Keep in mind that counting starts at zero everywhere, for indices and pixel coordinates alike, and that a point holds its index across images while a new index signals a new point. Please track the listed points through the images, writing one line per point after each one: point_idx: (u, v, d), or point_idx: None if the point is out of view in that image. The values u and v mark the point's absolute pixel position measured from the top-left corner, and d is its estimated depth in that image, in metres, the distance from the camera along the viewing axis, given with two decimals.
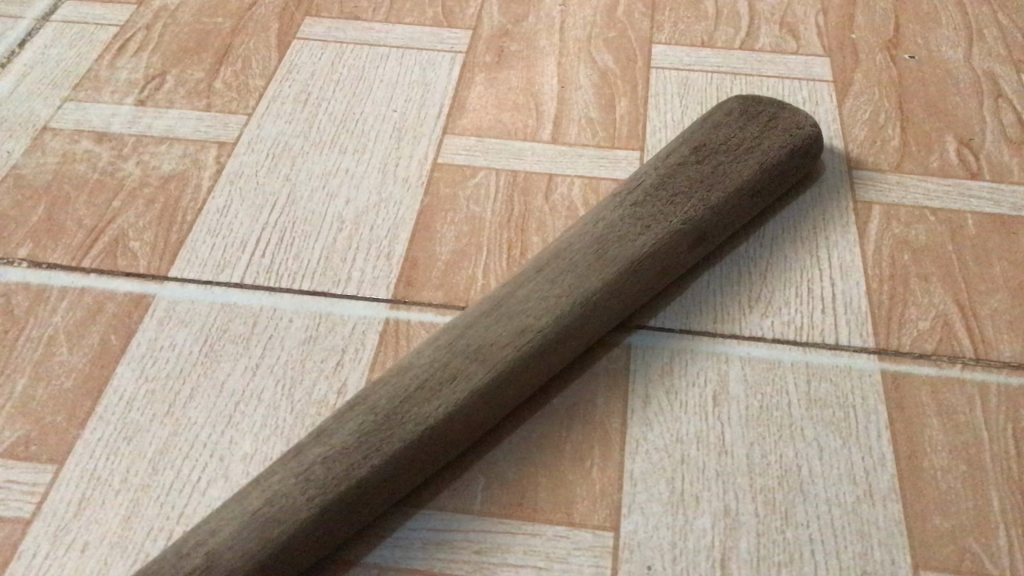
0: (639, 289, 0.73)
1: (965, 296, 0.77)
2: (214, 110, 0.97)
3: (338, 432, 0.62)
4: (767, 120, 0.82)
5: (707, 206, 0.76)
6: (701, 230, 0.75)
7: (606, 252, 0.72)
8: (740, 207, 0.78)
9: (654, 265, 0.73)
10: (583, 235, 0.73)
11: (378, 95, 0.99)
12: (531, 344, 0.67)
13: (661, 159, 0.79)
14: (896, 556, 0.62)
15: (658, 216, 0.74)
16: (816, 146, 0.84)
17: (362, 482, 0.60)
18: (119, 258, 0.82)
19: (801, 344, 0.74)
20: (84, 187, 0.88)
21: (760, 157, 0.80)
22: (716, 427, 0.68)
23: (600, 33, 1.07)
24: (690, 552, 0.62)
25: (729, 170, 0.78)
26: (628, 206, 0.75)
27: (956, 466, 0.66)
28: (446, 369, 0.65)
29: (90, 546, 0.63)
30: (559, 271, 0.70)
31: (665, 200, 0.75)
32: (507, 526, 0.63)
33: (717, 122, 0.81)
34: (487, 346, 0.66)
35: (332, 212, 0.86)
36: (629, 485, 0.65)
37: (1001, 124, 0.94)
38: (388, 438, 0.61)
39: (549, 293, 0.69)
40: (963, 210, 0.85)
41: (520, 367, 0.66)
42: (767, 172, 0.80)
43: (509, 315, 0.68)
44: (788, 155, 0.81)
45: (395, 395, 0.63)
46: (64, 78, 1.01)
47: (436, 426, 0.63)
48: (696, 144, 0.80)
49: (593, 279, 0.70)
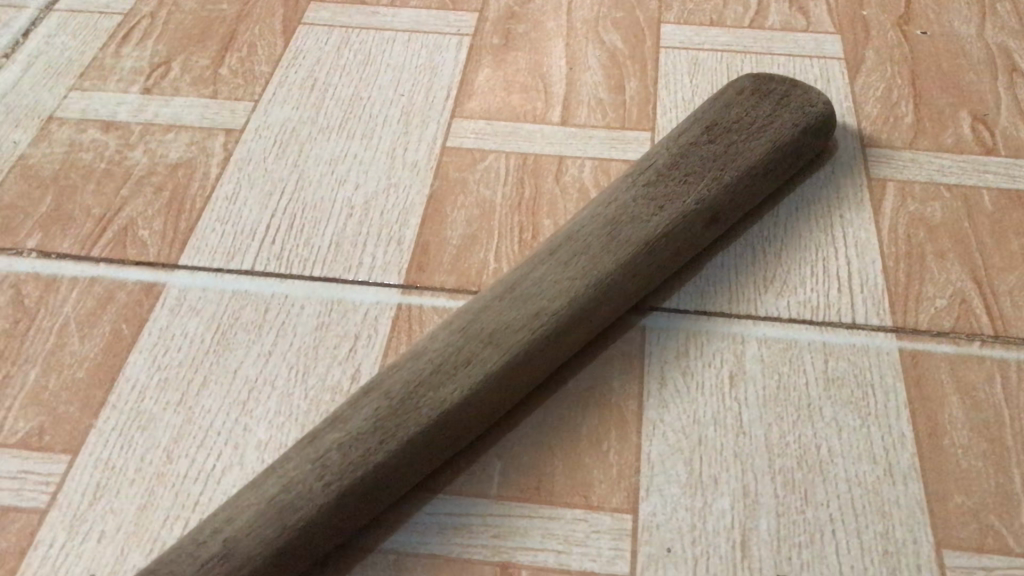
0: (653, 269, 0.72)
1: (982, 273, 0.77)
2: (220, 96, 0.96)
3: (353, 417, 0.61)
4: (779, 98, 0.81)
5: (720, 185, 0.75)
6: (715, 209, 0.75)
7: (619, 234, 0.71)
8: (754, 186, 0.78)
9: (668, 246, 0.72)
10: (595, 216, 0.72)
11: (385, 79, 0.98)
12: (545, 326, 0.66)
13: (673, 139, 0.78)
14: (917, 535, 0.61)
15: (671, 196, 0.73)
16: (829, 124, 0.83)
17: (378, 467, 0.60)
18: (128, 247, 0.81)
19: (817, 324, 0.73)
20: (91, 176, 0.88)
21: (773, 135, 0.79)
22: (733, 409, 0.68)
23: (608, 13, 1.06)
24: (709, 534, 0.62)
25: (742, 149, 0.77)
26: (641, 186, 0.74)
27: (977, 444, 0.66)
28: (460, 353, 0.64)
29: (107, 535, 0.62)
30: (573, 252, 0.70)
31: (678, 179, 0.75)
32: (525, 510, 0.63)
33: (730, 101, 0.81)
34: (502, 329, 0.65)
35: (341, 197, 0.85)
36: (647, 467, 0.65)
37: (1015, 98, 0.93)
38: (403, 423, 0.61)
39: (563, 275, 0.68)
40: (978, 186, 0.84)
41: (534, 350, 0.66)
42: (780, 151, 0.79)
43: (523, 298, 0.67)
44: (801, 133, 0.81)
45: (410, 380, 0.63)
46: (69, 67, 1.00)
47: (452, 410, 0.62)
48: (708, 123, 0.79)
49: (606, 260, 0.70)
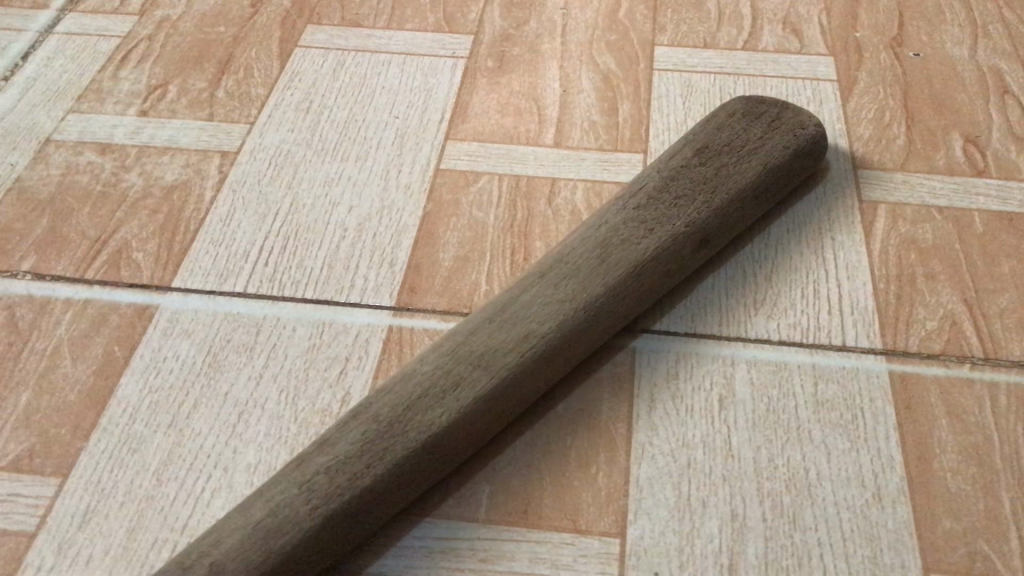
0: (644, 292, 0.72)
1: (973, 295, 0.77)
2: (216, 119, 0.97)
3: (340, 441, 0.62)
4: (771, 120, 0.82)
5: (711, 208, 0.75)
6: (705, 232, 0.75)
7: (609, 257, 0.71)
8: (744, 208, 0.78)
9: (659, 267, 0.72)
10: (585, 239, 0.72)
11: (380, 102, 0.98)
12: (534, 349, 0.66)
13: (663, 162, 0.78)
14: (905, 559, 0.61)
15: (662, 218, 0.74)
16: (820, 147, 0.84)
17: (365, 490, 0.60)
18: (122, 269, 0.82)
19: (807, 347, 0.73)
20: (87, 198, 0.88)
21: (764, 158, 0.79)
22: (722, 432, 0.68)
23: (602, 35, 1.07)
24: (697, 557, 0.61)
25: (733, 171, 0.78)
26: (632, 209, 0.74)
27: (966, 467, 0.65)
28: (449, 376, 0.64)
29: (95, 558, 0.62)
30: (563, 275, 0.70)
31: (669, 202, 0.75)
32: (513, 534, 0.63)
33: (721, 124, 0.81)
34: (490, 352, 0.66)
35: (334, 219, 0.85)
36: (635, 490, 0.65)
37: (1007, 120, 0.93)
38: (391, 447, 0.61)
39: (553, 298, 0.69)
40: (969, 208, 0.84)
41: (523, 372, 0.66)
42: (771, 174, 0.79)
43: (513, 321, 0.67)
44: (792, 155, 0.81)
45: (398, 403, 0.63)
46: (67, 90, 1.01)
47: (440, 432, 0.62)
48: (699, 145, 0.79)
49: (596, 282, 0.70)
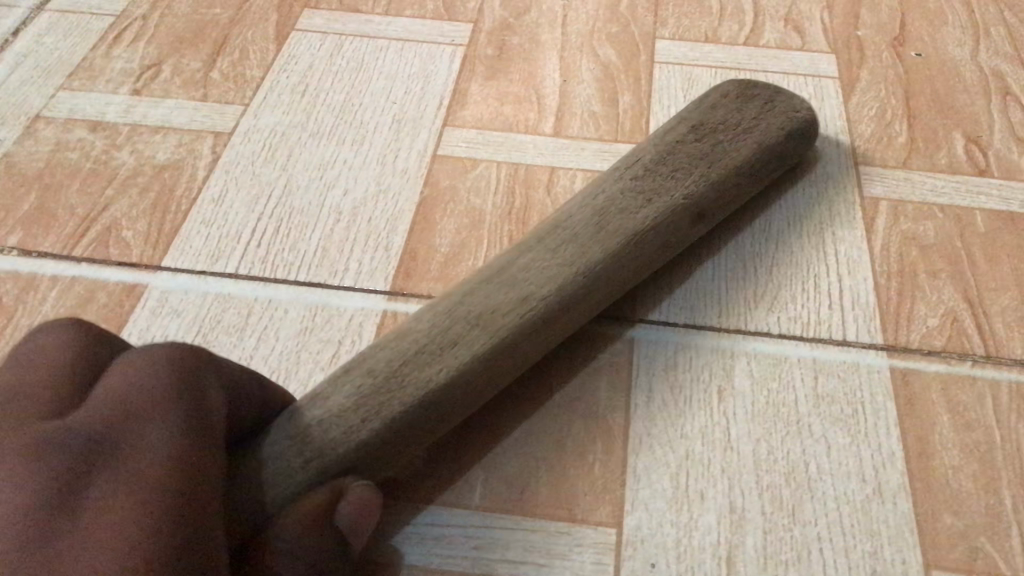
0: (642, 259, 0.71)
1: (975, 293, 0.76)
2: (209, 100, 0.96)
3: (334, 397, 0.60)
4: (763, 101, 0.81)
5: (706, 182, 0.74)
6: (701, 203, 0.74)
7: (606, 225, 0.70)
8: (738, 181, 0.77)
9: (656, 234, 0.71)
10: (582, 208, 0.71)
11: (377, 87, 0.97)
12: (532, 313, 0.65)
13: (658, 139, 0.77)
14: (905, 555, 0.60)
15: (659, 189, 0.73)
16: (812, 130, 0.83)
17: (359, 446, 0.58)
18: (111, 247, 0.80)
19: (808, 340, 0.72)
20: (77, 175, 0.87)
21: (758, 137, 0.78)
22: (721, 424, 0.67)
23: (603, 27, 1.06)
24: (695, 550, 0.60)
25: (728, 150, 0.77)
26: (628, 180, 0.73)
27: (967, 465, 0.65)
28: (447, 335, 0.63)
29: None
30: (562, 241, 0.68)
31: (666, 175, 0.74)
32: (507, 521, 0.62)
33: (715, 103, 0.80)
34: (490, 316, 0.64)
35: (329, 203, 0.84)
36: (632, 481, 0.64)
37: (1009, 121, 0.93)
38: (388, 403, 0.59)
39: (550, 264, 0.67)
40: (971, 206, 0.84)
41: (521, 335, 0.64)
42: (764, 154, 0.79)
43: (511, 284, 0.66)
44: (784, 136, 0.80)
45: (395, 359, 0.61)
46: (59, 67, 1.00)
47: (434, 390, 0.60)
48: (693, 122, 0.78)
49: (595, 250, 0.68)
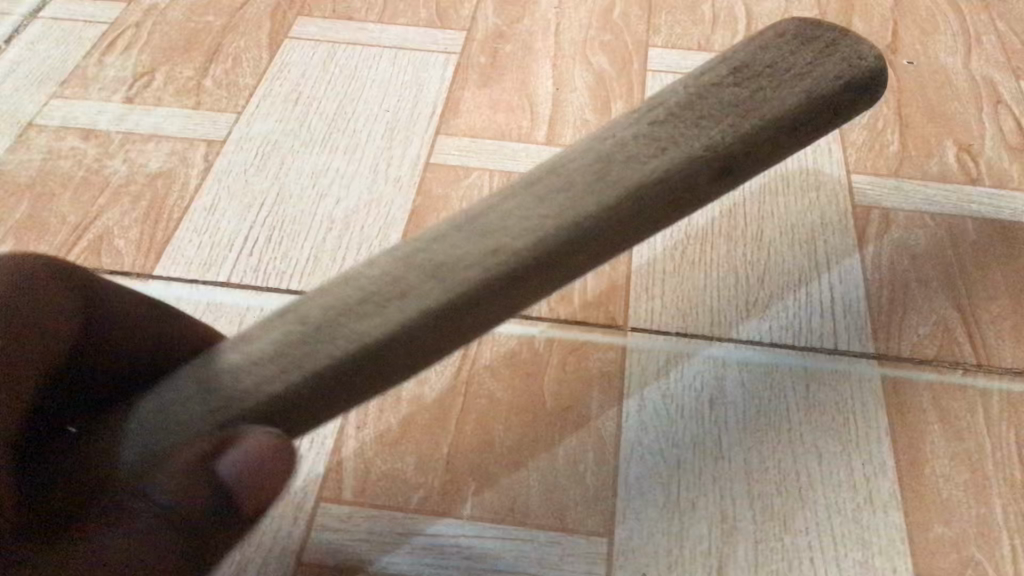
0: (648, 217, 0.58)
1: (966, 301, 0.76)
2: (202, 108, 0.95)
3: (260, 339, 0.54)
4: (823, 45, 0.66)
5: (738, 133, 0.60)
6: (730, 157, 0.60)
7: (609, 173, 0.57)
8: (777, 139, 0.63)
9: (668, 189, 0.58)
10: (586, 150, 0.58)
11: (370, 94, 0.97)
12: (501, 267, 0.54)
13: (693, 78, 0.62)
14: (897, 565, 0.60)
15: (679, 137, 0.59)
16: (874, 85, 0.68)
17: (269, 396, 0.52)
18: (103, 256, 0.80)
19: (799, 349, 0.72)
20: (69, 184, 0.87)
21: (810, 86, 0.64)
22: (713, 433, 0.67)
23: (597, 35, 1.06)
24: (686, 559, 0.60)
25: (772, 95, 0.62)
26: (645, 122, 0.59)
27: (958, 474, 0.65)
28: (394, 286, 0.53)
29: None
30: (552, 186, 0.57)
31: (692, 122, 0.60)
32: (498, 532, 0.61)
33: (767, 42, 0.65)
34: (451, 265, 0.54)
35: (322, 211, 0.84)
36: (623, 490, 0.64)
37: (1001, 129, 0.93)
38: (313, 354, 0.52)
39: (534, 215, 0.55)
40: (962, 215, 0.84)
41: (486, 292, 0.54)
42: (817, 105, 0.64)
43: (484, 226, 0.55)
44: (841, 86, 0.66)
45: (331, 307, 0.53)
46: (51, 75, 1.00)
47: (366, 346, 0.52)
48: (736, 61, 0.63)
49: (588, 199, 0.56)
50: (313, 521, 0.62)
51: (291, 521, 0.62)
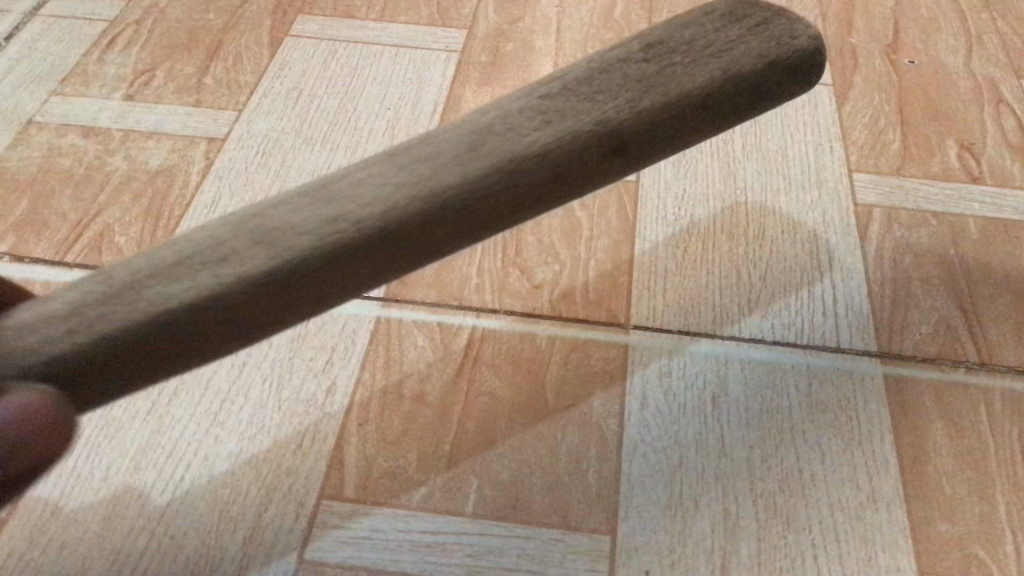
0: (522, 199, 0.50)
1: (968, 300, 0.76)
2: (203, 105, 0.95)
3: (56, 298, 0.47)
4: (753, 24, 0.55)
5: (637, 109, 0.51)
6: (622, 131, 0.51)
7: (482, 146, 0.49)
8: (682, 119, 0.53)
9: (546, 165, 0.49)
10: (459, 126, 0.51)
11: (371, 93, 0.97)
12: (342, 236, 0.47)
13: (599, 54, 0.53)
14: (900, 563, 0.60)
15: (570, 112, 0.51)
16: (814, 72, 0.57)
17: (53, 358, 0.45)
18: (104, 253, 0.79)
19: (802, 347, 0.72)
20: (69, 181, 0.86)
21: (727, 64, 0.53)
22: (715, 431, 0.67)
23: (597, 34, 1.06)
24: (689, 557, 0.60)
25: (681, 75, 0.52)
26: (534, 97, 0.51)
27: (961, 472, 0.64)
28: (218, 248, 0.47)
29: (68, 546, 0.60)
30: (416, 155, 0.49)
31: (585, 97, 0.51)
32: (501, 529, 0.61)
33: (690, 18, 0.55)
34: (285, 230, 0.47)
35: None
36: (626, 488, 0.64)
37: (1002, 128, 0.93)
38: (114, 314, 0.45)
39: (389, 181, 0.48)
40: (965, 214, 0.84)
41: (328, 259, 0.47)
42: (733, 88, 0.54)
43: (335, 195, 0.48)
44: (766, 66, 0.55)
45: (144, 268, 0.47)
46: (51, 72, 0.99)
47: (177, 315, 0.46)
48: (651, 38, 0.54)
49: (453, 169, 0.48)
50: (315, 519, 0.62)
51: (293, 518, 0.62)
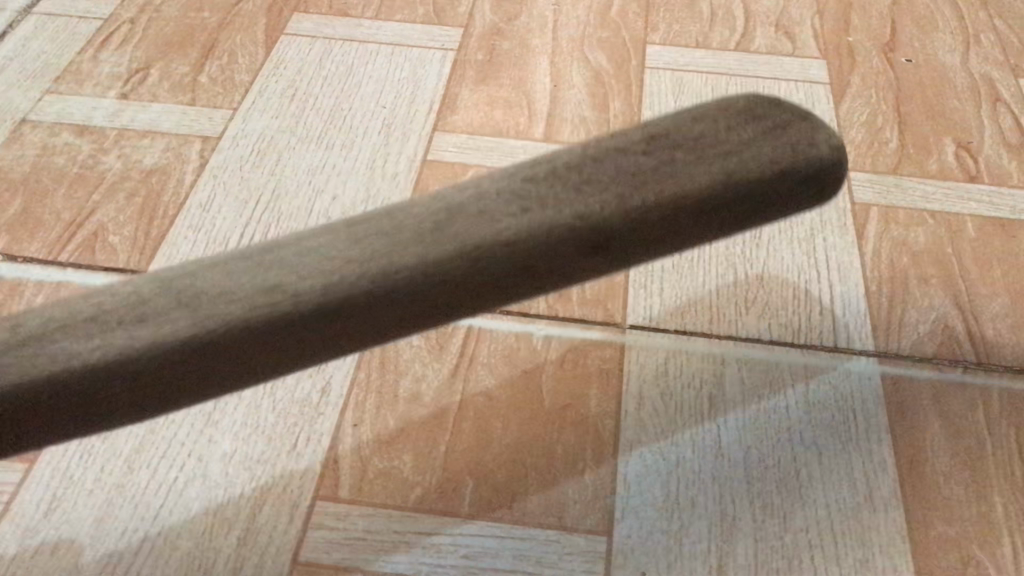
0: (477, 285, 0.45)
1: (966, 299, 0.76)
2: (198, 104, 0.95)
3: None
4: (771, 126, 0.49)
5: (624, 206, 0.46)
6: (604, 227, 0.46)
7: (444, 229, 0.44)
8: (675, 221, 0.47)
9: (512, 259, 0.45)
10: (416, 203, 0.46)
11: (367, 91, 0.97)
12: (274, 308, 0.42)
13: (601, 136, 0.48)
14: (897, 563, 0.59)
15: (549, 200, 0.46)
16: (831, 183, 0.51)
17: None
18: (97, 252, 0.79)
19: (799, 346, 0.72)
20: (63, 180, 0.86)
21: (735, 167, 0.48)
22: (712, 431, 0.66)
23: (594, 32, 1.05)
24: (685, 558, 0.59)
25: (684, 173, 0.47)
26: (516, 179, 0.46)
27: (959, 472, 0.64)
28: (137, 309, 0.42)
29: (61, 547, 0.59)
30: (374, 227, 0.45)
31: (572, 186, 0.46)
32: (497, 530, 0.61)
33: (706, 109, 0.49)
34: (212, 296, 0.42)
35: (318, 208, 0.83)
36: (623, 488, 0.63)
37: (999, 127, 0.93)
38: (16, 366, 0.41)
39: (336, 255, 0.44)
40: (962, 212, 0.83)
41: (253, 332, 0.42)
42: (738, 192, 0.48)
43: (277, 262, 0.43)
44: (777, 174, 0.48)
45: (54, 319, 0.42)
46: (45, 70, 0.99)
47: (116, 369, 0.41)
48: (655, 128, 0.48)
49: (410, 252, 0.44)
50: (310, 520, 0.61)
51: (288, 519, 0.61)
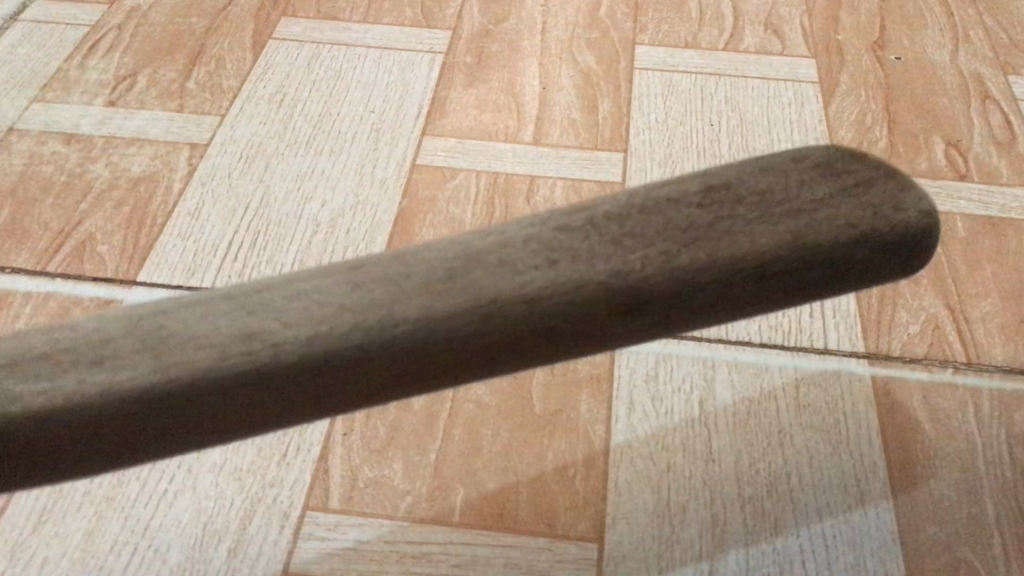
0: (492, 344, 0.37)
1: (956, 299, 0.76)
2: (186, 111, 0.95)
3: None
4: (852, 182, 0.40)
5: (668, 265, 0.38)
6: (645, 288, 0.37)
7: (461, 279, 0.37)
8: (731, 288, 0.39)
9: (532, 317, 0.36)
10: (435, 247, 0.38)
11: (355, 96, 0.96)
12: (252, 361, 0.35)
13: (645, 185, 0.40)
14: (888, 567, 0.59)
15: (585, 251, 0.38)
16: (916, 257, 0.42)
17: None
18: (85, 263, 0.79)
19: (789, 349, 0.72)
20: (50, 190, 0.86)
21: (805, 229, 0.39)
22: (703, 435, 0.66)
23: (583, 33, 1.05)
24: (676, 564, 0.59)
25: (741, 232, 0.39)
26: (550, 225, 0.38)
27: (950, 474, 0.64)
28: (96, 347, 0.35)
29: (51, 562, 0.59)
30: (377, 273, 0.37)
31: (612, 238, 0.38)
32: (488, 538, 0.61)
33: (774, 161, 0.41)
34: (184, 342, 0.35)
35: (307, 214, 0.83)
36: (614, 494, 0.63)
37: (988, 125, 0.93)
38: None
39: (333, 300, 0.36)
40: (952, 212, 0.83)
41: (217, 395, 0.35)
42: (806, 258, 0.39)
43: (265, 307, 0.36)
44: (854, 240, 0.40)
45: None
46: (31, 79, 0.98)
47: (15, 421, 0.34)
48: (715, 179, 0.40)
49: (416, 302, 0.36)
50: (301, 530, 0.61)
51: (278, 530, 0.61)
